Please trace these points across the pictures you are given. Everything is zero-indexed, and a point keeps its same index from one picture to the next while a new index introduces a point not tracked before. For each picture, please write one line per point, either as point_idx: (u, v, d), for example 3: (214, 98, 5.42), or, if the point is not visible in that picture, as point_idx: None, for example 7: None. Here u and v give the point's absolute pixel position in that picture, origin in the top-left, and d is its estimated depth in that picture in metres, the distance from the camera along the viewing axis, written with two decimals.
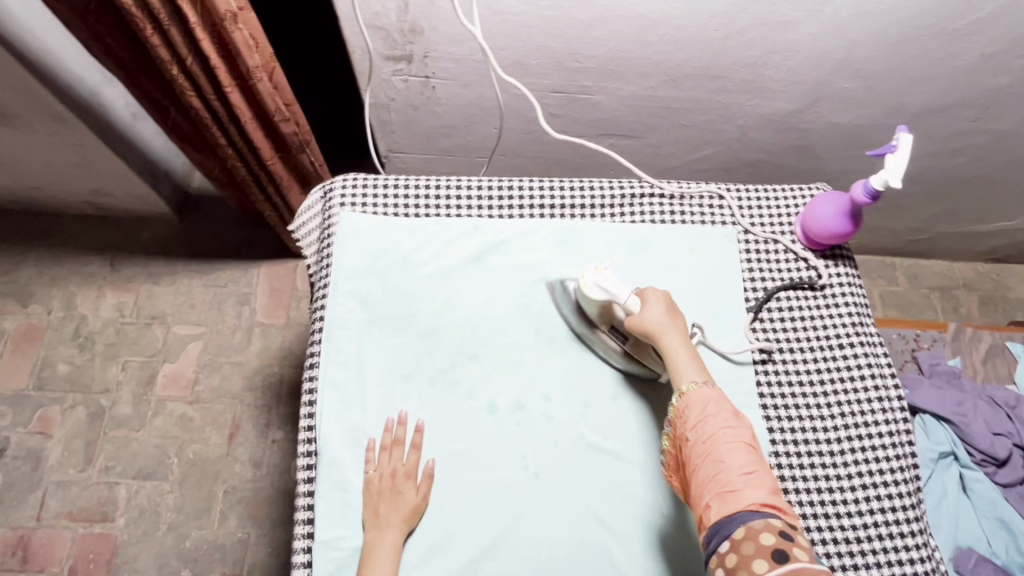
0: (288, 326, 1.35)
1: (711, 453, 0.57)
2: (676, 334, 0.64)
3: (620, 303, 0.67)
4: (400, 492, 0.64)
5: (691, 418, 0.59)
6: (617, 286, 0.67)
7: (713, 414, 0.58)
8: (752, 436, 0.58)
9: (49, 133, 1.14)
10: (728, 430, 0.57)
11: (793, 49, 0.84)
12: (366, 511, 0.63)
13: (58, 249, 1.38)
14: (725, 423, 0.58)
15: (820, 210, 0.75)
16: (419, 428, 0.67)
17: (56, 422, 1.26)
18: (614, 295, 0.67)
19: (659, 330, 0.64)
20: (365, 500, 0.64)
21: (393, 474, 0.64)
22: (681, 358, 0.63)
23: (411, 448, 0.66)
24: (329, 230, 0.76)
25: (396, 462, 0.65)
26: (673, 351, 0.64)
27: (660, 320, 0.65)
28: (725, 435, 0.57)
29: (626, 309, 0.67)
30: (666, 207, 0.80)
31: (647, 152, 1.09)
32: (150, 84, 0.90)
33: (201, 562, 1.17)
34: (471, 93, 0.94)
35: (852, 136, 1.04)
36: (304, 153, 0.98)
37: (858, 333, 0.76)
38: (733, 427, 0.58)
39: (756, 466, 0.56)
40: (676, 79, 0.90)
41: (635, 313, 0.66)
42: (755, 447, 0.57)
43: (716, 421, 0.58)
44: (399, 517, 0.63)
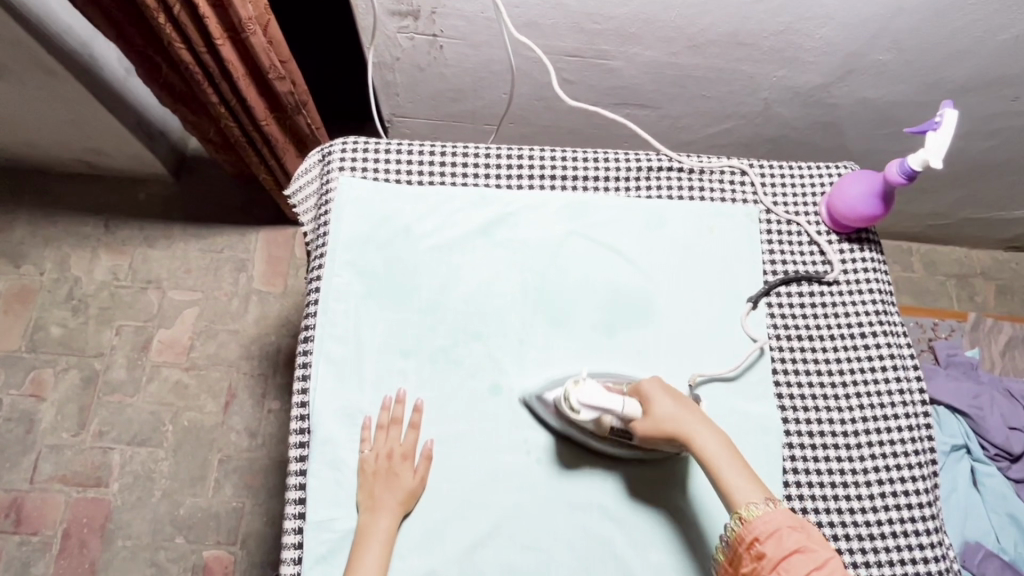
0: (286, 295, 1.32)
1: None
2: (704, 435, 0.59)
3: (617, 411, 0.59)
4: (397, 473, 0.61)
5: (768, 556, 0.53)
6: (606, 399, 0.58)
7: (794, 549, 0.52)
8: (838, 569, 0.52)
9: (38, 87, 1.09)
10: (816, 571, 0.51)
11: (828, 17, 0.79)
12: (361, 493, 0.61)
13: (50, 208, 1.34)
14: (809, 561, 0.52)
15: (848, 190, 0.71)
16: (417, 408, 0.64)
17: (49, 384, 1.24)
18: (609, 406, 0.58)
19: (684, 430, 0.59)
20: (361, 481, 0.61)
21: (390, 454, 0.62)
22: (724, 466, 0.57)
23: (409, 428, 0.63)
24: (327, 196, 0.72)
25: (392, 443, 0.62)
26: (709, 452, 0.58)
27: (674, 418, 0.59)
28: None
29: (627, 415, 0.59)
30: (684, 182, 0.75)
31: (664, 124, 1.03)
32: (137, 35, 0.84)
33: (196, 529, 1.16)
34: (481, 54, 0.88)
35: (882, 114, 0.98)
36: (300, 114, 0.93)
37: (882, 321, 0.72)
38: (818, 563, 0.52)
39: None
40: (700, 45, 0.85)
41: (642, 419, 0.59)
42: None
43: (801, 561, 0.52)
44: (395, 500, 0.60)
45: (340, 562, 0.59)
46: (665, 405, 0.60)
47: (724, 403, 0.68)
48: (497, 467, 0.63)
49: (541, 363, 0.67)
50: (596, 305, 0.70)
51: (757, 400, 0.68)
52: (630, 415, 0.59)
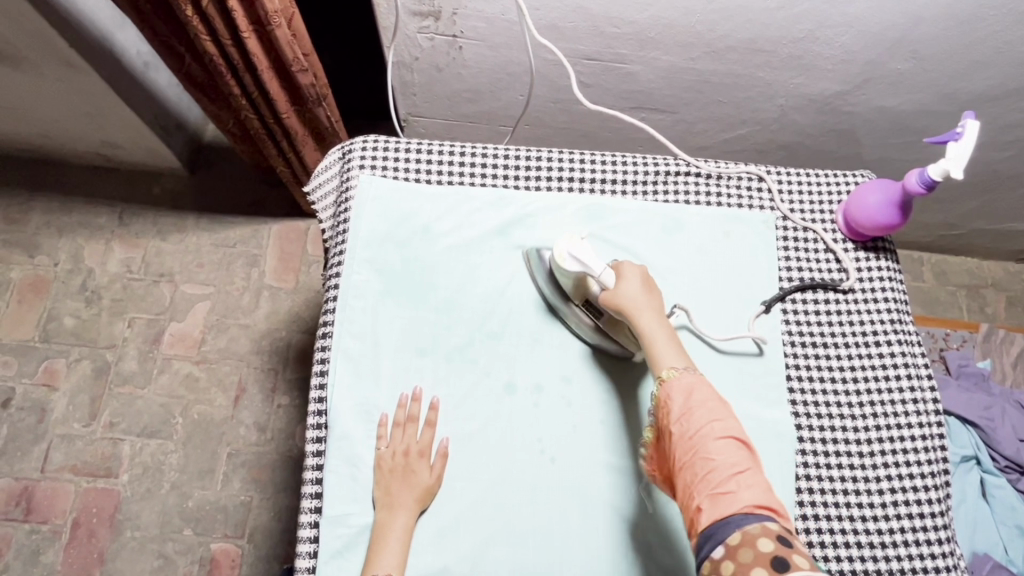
0: (297, 291, 1.32)
1: (700, 450, 0.53)
2: (651, 313, 0.61)
3: (593, 275, 0.64)
4: (413, 471, 0.61)
5: (676, 411, 0.56)
6: (591, 258, 0.64)
7: (700, 405, 0.55)
8: (739, 428, 0.55)
9: (58, 79, 1.10)
10: (716, 423, 0.54)
11: (849, 25, 0.79)
12: (378, 490, 0.61)
13: (66, 199, 1.35)
14: (711, 415, 0.54)
15: (865, 198, 0.71)
16: (433, 406, 0.64)
17: (61, 374, 1.25)
18: (588, 266, 0.64)
19: (632, 307, 0.61)
20: (377, 478, 0.62)
21: (407, 451, 0.62)
22: (659, 339, 0.60)
23: (425, 426, 0.64)
24: (346, 193, 0.73)
25: (409, 440, 0.62)
26: (649, 331, 0.60)
27: (636, 296, 0.62)
28: (713, 428, 0.54)
29: (602, 283, 0.64)
30: (701, 187, 0.76)
31: (680, 129, 1.04)
32: (164, 25, 0.86)
33: (204, 522, 1.17)
34: (500, 56, 0.89)
35: (898, 123, 0.98)
36: (321, 108, 0.94)
37: (897, 330, 0.72)
38: (718, 418, 0.54)
39: (747, 460, 0.52)
40: (718, 51, 0.85)
41: (611, 288, 0.63)
42: (743, 440, 0.54)
43: (705, 414, 0.55)
44: (411, 497, 0.61)
45: (355, 557, 0.60)
46: (630, 283, 0.63)
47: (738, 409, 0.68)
48: (511, 465, 0.64)
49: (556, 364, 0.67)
50: None
51: (771, 407, 0.69)
52: (604, 282, 0.64)
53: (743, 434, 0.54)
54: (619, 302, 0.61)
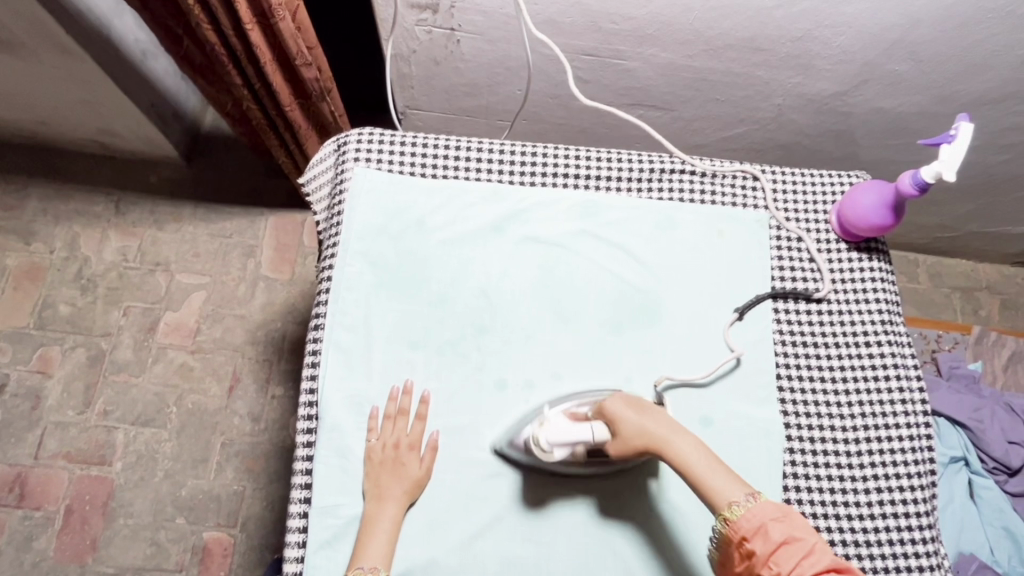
0: (293, 282, 1.33)
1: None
2: (676, 436, 0.57)
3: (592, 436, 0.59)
4: (403, 463, 0.62)
5: (758, 555, 0.49)
6: (574, 429, 0.58)
7: (781, 541, 0.49)
8: (830, 554, 0.48)
9: (56, 66, 1.09)
10: (806, 560, 0.48)
11: (847, 25, 0.79)
12: (367, 482, 0.61)
13: (63, 187, 1.35)
14: (798, 551, 0.48)
15: (860, 199, 0.71)
16: (424, 399, 0.65)
17: (56, 361, 1.25)
18: (580, 434, 0.58)
19: (656, 441, 0.57)
20: (367, 470, 0.62)
21: (397, 444, 0.62)
22: (698, 468, 0.55)
23: (415, 419, 0.64)
24: (341, 185, 0.72)
25: (399, 433, 0.63)
26: (684, 455, 0.56)
27: (645, 432, 0.57)
28: (803, 567, 0.47)
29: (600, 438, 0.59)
30: (696, 185, 0.76)
31: (677, 126, 1.04)
32: (165, 5, 0.86)
33: (197, 511, 1.17)
34: (498, 50, 0.88)
35: (895, 124, 0.98)
36: (324, 102, 0.94)
37: (887, 332, 0.73)
38: (806, 552, 0.48)
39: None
40: (716, 49, 0.85)
41: (614, 440, 0.58)
42: (839, 570, 0.47)
43: (790, 551, 0.48)
44: (400, 489, 0.61)
45: (344, 547, 0.60)
46: (627, 419, 0.58)
47: (727, 407, 0.69)
48: (499, 459, 0.64)
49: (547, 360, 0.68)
50: (603, 305, 0.71)
51: (759, 405, 0.69)
52: (603, 439, 0.59)
53: (835, 561, 0.48)
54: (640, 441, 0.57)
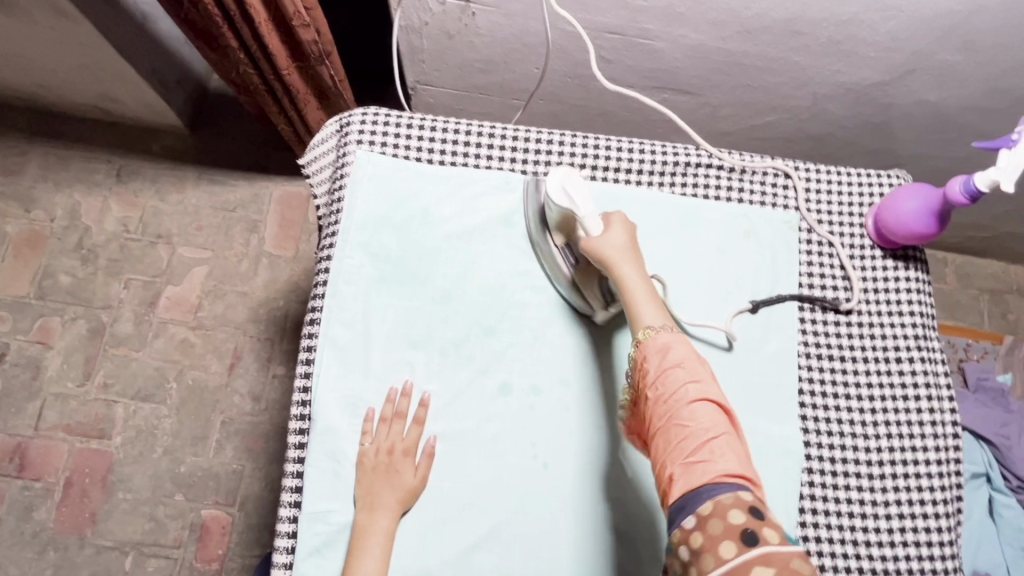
0: (296, 260, 1.29)
1: (676, 415, 0.50)
2: (633, 264, 0.57)
3: (580, 218, 0.60)
4: (398, 471, 0.59)
5: (652, 373, 0.52)
6: (580, 195, 0.60)
7: (675, 367, 0.52)
8: (715, 391, 0.51)
9: (52, 27, 1.05)
10: (692, 386, 0.51)
11: (899, 9, 0.72)
12: (359, 488, 0.59)
13: (63, 153, 1.32)
14: (687, 378, 0.51)
15: (901, 205, 0.66)
16: (423, 403, 0.61)
17: (56, 332, 1.23)
18: (576, 205, 0.60)
19: (614, 260, 0.57)
20: (360, 476, 0.59)
21: (392, 449, 0.59)
22: (636, 291, 0.56)
23: (413, 423, 0.61)
24: (342, 169, 0.68)
25: (394, 437, 0.60)
26: (629, 283, 0.56)
27: (618, 249, 0.58)
28: (689, 393, 0.51)
29: (586, 229, 0.60)
30: (723, 181, 0.71)
31: (703, 112, 0.97)
32: None
33: (196, 488, 1.17)
34: (516, 24, 0.83)
35: (940, 118, 0.91)
36: (324, 66, 0.88)
37: (920, 347, 0.68)
38: (696, 381, 0.51)
39: (723, 426, 0.49)
40: (752, 31, 0.78)
41: (594, 236, 0.59)
42: (720, 405, 0.51)
43: (681, 376, 0.51)
44: (394, 498, 0.58)
45: (335, 555, 0.58)
46: (607, 233, 0.59)
47: (745, 424, 0.64)
48: (501, 466, 0.61)
49: (557, 364, 0.64)
50: None
51: (779, 422, 0.65)
52: (589, 227, 0.59)
53: (721, 398, 0.51)
54: (601, 250, 0.57)
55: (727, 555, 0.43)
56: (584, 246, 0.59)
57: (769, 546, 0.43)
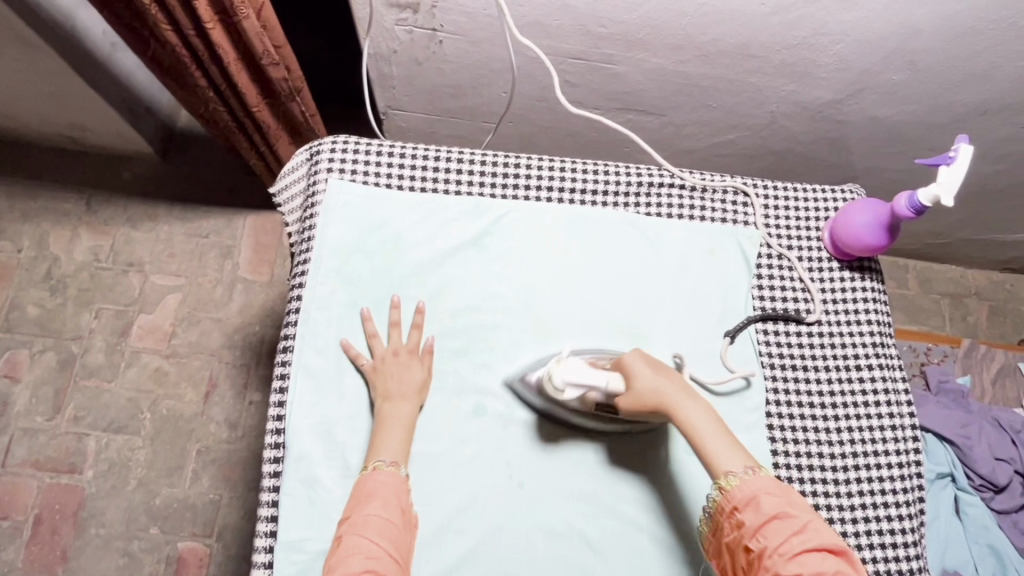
0: (271, 284, 1.29)
1: (781, 570, 0.48)
2: (686, 400, 0.56)
3: (603, 389, 0.57)
4: (408, 366, 0.62)
5: (748, 525, 0.51)
6: (589, 373, 0.57)
7: (771, 515, 0.50)
8: (820, 534, 0.49)
9: (18, 57, 1.04)
10: (794, 536, 0.49)
11: (844, 33, 0.76)
12: (375, 388, 0.61)
13: (31, 183, 1.30)
14: (785, 526, 0.50)
15: (853, 219, 0.69)
16: (419, 309, 0.65)
17: (24, 365, 1.21)
18: (594, 382, 0.57)
19: (670, 404, 0.55)
20: (371, 382, 0.62)
21: (395, 353, 0.62)
22: (710, 434, 0.54)
23: (412, 330, 0.64)
24: (313, 196, 0.69)
25: (397, 343, 0.63)
26: (694, 424, 0.55)
27: (660, 393, 0.56)
28: (793, 542, 0.49)
29: (610, 390, 0.58)
30: (685, 200, 0.74)
31: (667, 131, 1.00)
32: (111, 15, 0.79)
33: (171, 520, 1.14)
34: (482, 51, 0.85)
35: (890, 133, 0.96)
36: (294, 102, 0.90)
37: (878, 354, 0.71)
38: (797, 528, 0.49)
39: (837, 570, 0.48)
40: (709, 55, 0.82)
41: (626, 395, 0.57)
42: (828, 548, 0.49)
43: (782, 520, 0.50)
44: (409, 391, 0.61)
45: None
46: (640, 391, 0.56)
47: None
48: (477, 488, 0.62)
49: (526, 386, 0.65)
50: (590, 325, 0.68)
51: (746, 431, 0.66)
52: (613, 390, 0.57)
53: (829, 538, 0.49)
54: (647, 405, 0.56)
55: None
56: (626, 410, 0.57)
57: None
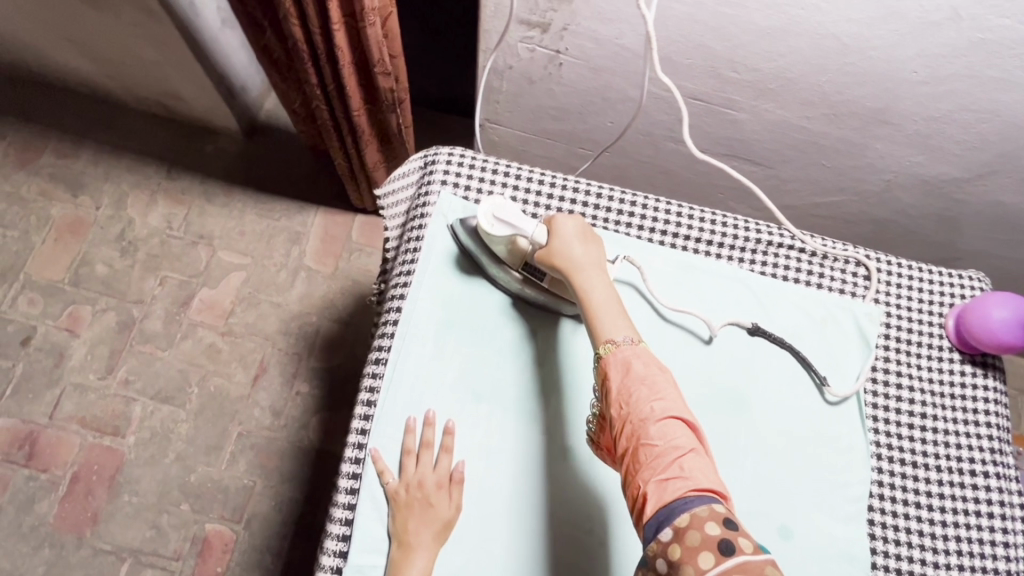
0: (334, 277, 1.28)
1: (643, 433, 0.47)
2: (592, 266, 0.58)
3: (526, 235, 0.61)
4: (432, 504, 0.56)
5: (615, 389, 0.50)
6: (520, 218, 0.61)
7: (639, 380, 0.50)
8: (682, 405, 0.49)
9: (133, 24, 1.06)
10: (658, 401, 0.48)
11: (994, 113, 0.71)
12: (394, 525, 0.56)
13: (118, 144, 1.32)
14: (651, 391, 0.49)
15: (988, 311, 0.64)
16: (448, 430, 0.59)
17: (85, 321, 1.22)
18: (519, 226, 0.60)
19: (572, 262, 0.58)
20: (393, 515, 0.56)
21: (423, 483, 0.57)
22: (603, 305, 0.55)
23: (441, 452, 0.59)
24: (422, 207, 0.68)
25: (423, 470, 0.57)
26: (587, 286, 0.56)
27: (572, 250, 0.58)
28: (655, 407, 0.48)
29: (535, 241, 0.61)
30: (803, 263, 0.70)
31: (770, 185, 0.96)
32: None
33: (202, 500, 1.13)
34: (600, 79, 0.83)
35: (1011, 220, 0.90)
36: (394, 113, 0.88)
37: (995, 461, 0.65)
38: (659, 395, 0.49)
39: (692, 441, 0.47)
40: (839, 115, 0.78)
41: (545, 246, 0.60)
42: (689, 420, 0.48)
43: (645, 390, 0.49)
44: (429, 534, 0.55)
45: None
46: (565, 239, 0.59)
47: (809, 523, 0.61)
48: (556, 540, 0.57)
49: None
50: (695, 383, 0.64)
51: (846, 523, 0.61)
52: (536, 240, 0.60)
53: (687, 411, 0.49)
54: (555, 256, 0.58)
55: (705, 568, 0.40)
56: (540, 256, 0.59)
57: (745, 555, 0.40)
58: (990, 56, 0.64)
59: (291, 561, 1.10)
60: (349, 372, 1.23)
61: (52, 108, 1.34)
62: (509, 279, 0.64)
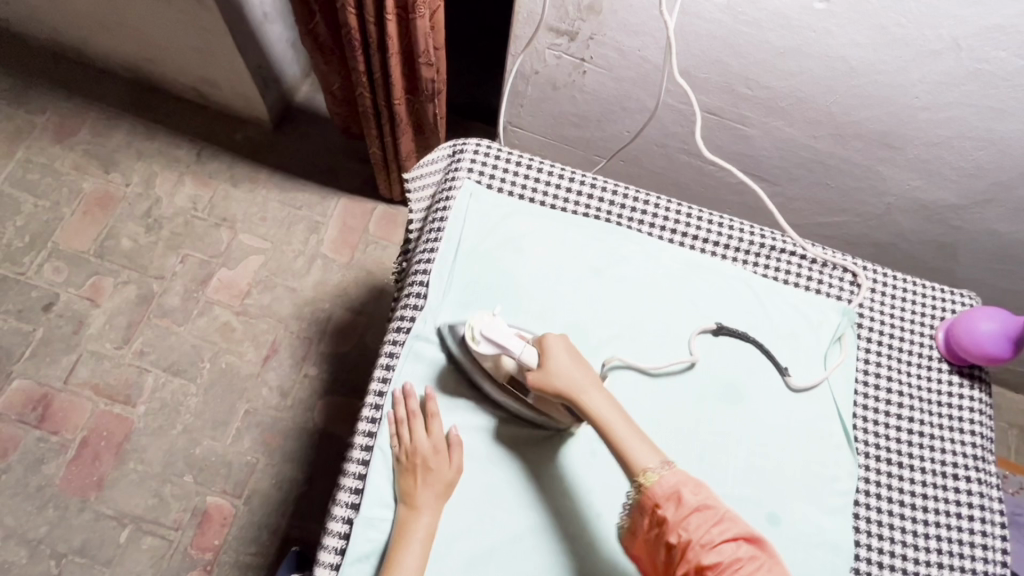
0: (349, 266, 1.32)
1: (705, 559, 0.50)
2: (594, 389, 0.58)
3: (518, 357, 0.60)
4: (432, 468, 0.59)
5: (671, 519, 0.52)
6: (505, 337, 0.60)
7: (695, 508, 0.52)
8: (734, 522, 0.52)
9: (181, 12, 1.12)
10: (715, 525, 0.51)
11: (990, 142, 0.76)
12: (400, 487, 0.59)
13: (152, 126, 1.38)
14: (707, 517, 0.51)
15: (977, 325, 0.68)
16: (430, 397, 0.63)
17: (106, 292, 1.25)
18: (511, 347, 0.60)
19: (577, 389, 0.57)
20: (398, 478, 0.60)
21: (420, 449, 0.60)
22: (626, 436, 0.56)
23: (430, 420, 0.62)
24: (448, 192, 0.73)
25: (421, 438, 0.60)
26: (599, 412, 0.57)
27: (572, 376, 0.58)
28: (712, 533, 0.51)
29: (524, 363, 0.60)
30: (803, 269, 0.74)
31: (776, 201, 1.01)
32: None
33: (206, 472, 1.15)
34: (620, 89, 0.88)
35: (1004, 250, 0.94)
36: (431, 103, 0.94)
37: (978, 467, 0.68)
38: (714, 520, 0.51)
39: (751, 554, 0.50)
40: (844, 135, 0.83)
41: (540, 371, 0.59)
42: (743, 533, 0.52)
43: (701, 517, 0.51)
44: (432, 495, 0.58)
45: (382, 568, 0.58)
46: (564, 366, 0.58)
47: (796, 512, 0.63)
48: (555, 510, 0.61)
49: None
50: (693, 373, 0.68)
51: (831, 514, 0.64)
52: (525, 362, 0.60)
53: (740, 526, 0.52)
54: (560, 385, 0.57)
55: None
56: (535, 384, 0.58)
57: None
58: (987, 86, 0.69)
59: (287, 538, 1.12)
60: (356, 359, 1.26)
61: (92, 87, 1.40)
62: (496, 390, 0.63)
